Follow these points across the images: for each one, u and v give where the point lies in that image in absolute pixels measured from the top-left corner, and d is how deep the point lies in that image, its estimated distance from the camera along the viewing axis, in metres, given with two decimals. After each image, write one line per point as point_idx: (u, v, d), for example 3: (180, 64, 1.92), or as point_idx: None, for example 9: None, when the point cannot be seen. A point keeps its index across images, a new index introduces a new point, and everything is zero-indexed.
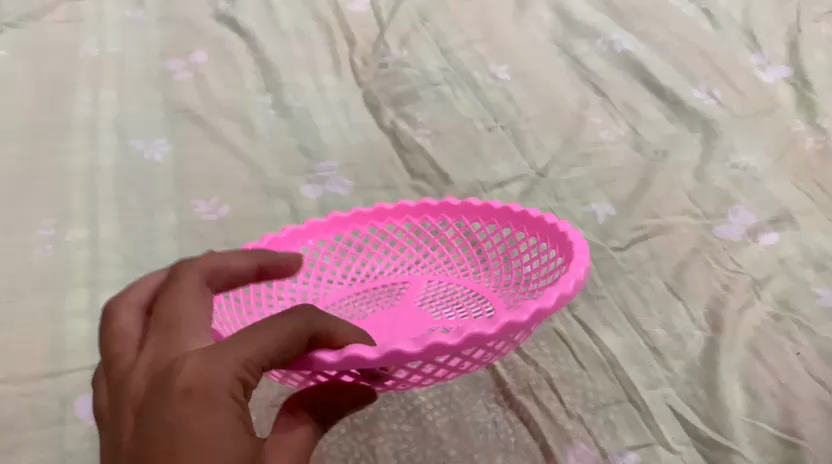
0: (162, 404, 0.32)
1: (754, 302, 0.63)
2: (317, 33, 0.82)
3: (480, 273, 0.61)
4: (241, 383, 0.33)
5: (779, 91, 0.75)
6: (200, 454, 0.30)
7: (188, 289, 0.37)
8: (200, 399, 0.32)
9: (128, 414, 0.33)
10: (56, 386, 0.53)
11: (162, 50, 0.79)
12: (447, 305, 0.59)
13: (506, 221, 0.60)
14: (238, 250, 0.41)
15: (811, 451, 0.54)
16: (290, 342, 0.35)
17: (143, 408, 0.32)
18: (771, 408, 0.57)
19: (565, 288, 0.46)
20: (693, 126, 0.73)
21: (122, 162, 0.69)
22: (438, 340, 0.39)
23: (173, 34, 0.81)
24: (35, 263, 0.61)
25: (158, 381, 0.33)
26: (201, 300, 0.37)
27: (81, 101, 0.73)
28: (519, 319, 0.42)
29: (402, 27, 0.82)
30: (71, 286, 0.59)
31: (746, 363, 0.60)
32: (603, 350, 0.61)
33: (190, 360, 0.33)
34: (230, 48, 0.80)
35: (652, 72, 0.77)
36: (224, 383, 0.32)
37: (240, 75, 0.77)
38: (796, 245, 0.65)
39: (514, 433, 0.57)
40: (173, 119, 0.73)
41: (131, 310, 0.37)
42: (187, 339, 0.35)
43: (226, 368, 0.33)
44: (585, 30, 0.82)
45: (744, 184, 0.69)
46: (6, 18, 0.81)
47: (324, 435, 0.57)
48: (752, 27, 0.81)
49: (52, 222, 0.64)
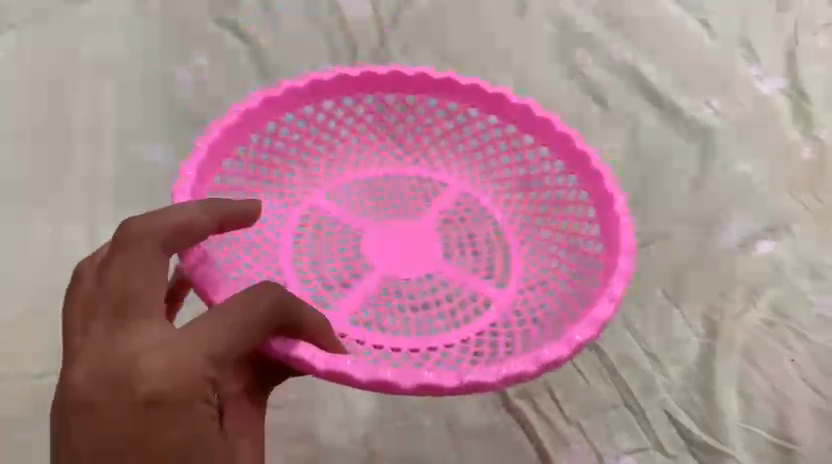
0: (125, 401, 0.38)
1: (750, 309, 0.64)
2: (307, 30, 0.77)
3: (522, 207, 0.67)
4: (207, 380, 0.40)
5: (778, 101, 0.73)
6: (180, 436, 0.39)
7: (142, 258, 0.41)
8: (172, 397, 0.39)
9: (75, 388, 0.38)
10: None
11: (146, 45, 0.76)
12: (472, 233, 0.67)
13: (584, 181, 0.63)
14: (199, 206, 0.45)
15: (803, 454, 0.59)
16: (251, 338, 0.42)
17: (100, 394, 0.38)
18: (766, 412, 0.60)
19: (575, 346, 0.50)
20: (691, 134, 0.72)
21: (128, 170, 0.70)
22: (390, 380, 0.46)
23: (155, 27, 0.77)
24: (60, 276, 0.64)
25: (122, 370, 0.39)
26: (156, 269, 0.42)
27: (77, 104, 0.72)
28: (484, 380, 0.47)
29: (402, 28, 0.78)
30: None
31: (742, 369, 0.62)
32: (600, 354, 0.62)
33: (158, 357, 0.39)
34: (219, 42, 0.77)
35: (651, 81, 0.75)
36: (194, 382, 0.40)
37: (235, 75, 0.75)
38: (793, 253, 0.66)
39: (514, 437, 0.60)
40: (172, 121, 0.72)
41: (90, 273, 0.42)
42: (146, 326, 0.40)
43: (196, 368, 0.40)
44: (582, 38, 0.77)
45: (742, 191, 0.69)
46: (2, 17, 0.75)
47: (325, 429, 0.60)
48: (750, 37, 0.76)
49: (70, 235, 0.66)
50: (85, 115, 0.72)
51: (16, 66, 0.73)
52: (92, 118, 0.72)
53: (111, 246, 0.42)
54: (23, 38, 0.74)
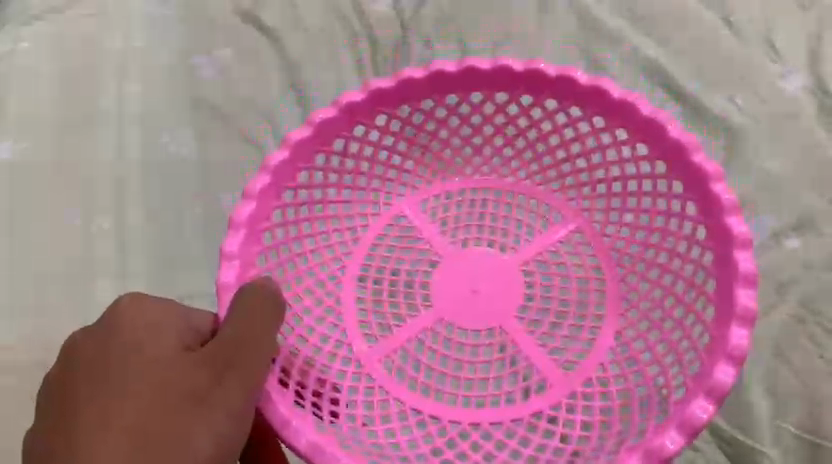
0: (135, 342, 0.48)
1: (778, 304, 0.66)
2: (337, 28, 0.76)
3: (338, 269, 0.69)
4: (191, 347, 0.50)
5: (801, 98, 0.73)
6: (145, 365, 0.47)
7: (173, 308, 0.51)
8: (160, 331, 0.49)
9: (138, 341, 0.48)
10: None
11: (181, 44, 0.75)
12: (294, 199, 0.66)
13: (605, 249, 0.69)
14: (199, 361, 0.48)
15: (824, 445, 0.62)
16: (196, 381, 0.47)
17: (163, 362, 0.47)
18: (795, 408, 0.63)
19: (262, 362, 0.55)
20: (713, 130, 0.73)
21: (149, 159, 0.71)
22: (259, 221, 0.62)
23: (190, 29, 0.76)
24: (75, 267, 0.67)
25: (169, 331, 0.50)
26: (188, 328, 0.51)
27: (105, 92, 0.73)
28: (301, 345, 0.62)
29: (424, 25, 0.77)
30: (103, 285, 0.67)
31: (770, 364, 0.64)
32: (627, 351, 0.66)
33: (176, 325, 0.50)
34: (248, 39, 0.76)
35: (676, 78, 0.75)
36: (181, 333, 0.50)
37: (263, 70, 0.75)
38: (818, 250, 0.68)
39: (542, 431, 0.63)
40: (196, 116, 0.73)
41: (156, 326, 0.49)
42: (174, 340, 0.49)
43: (174, 336, 0.49)
44: (606, 33, 0.77)
45: (768, 188, 0.70)
46: (29, 11, 0.76)
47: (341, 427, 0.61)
48: (771, 32, 0.76)
49: (77, 218, 0.69)
50: (107, 106, 0.72)
51: (46, 55, 0.74)
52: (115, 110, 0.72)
53: (137, 306, 0.50)
54: (53, 39, 0.75)
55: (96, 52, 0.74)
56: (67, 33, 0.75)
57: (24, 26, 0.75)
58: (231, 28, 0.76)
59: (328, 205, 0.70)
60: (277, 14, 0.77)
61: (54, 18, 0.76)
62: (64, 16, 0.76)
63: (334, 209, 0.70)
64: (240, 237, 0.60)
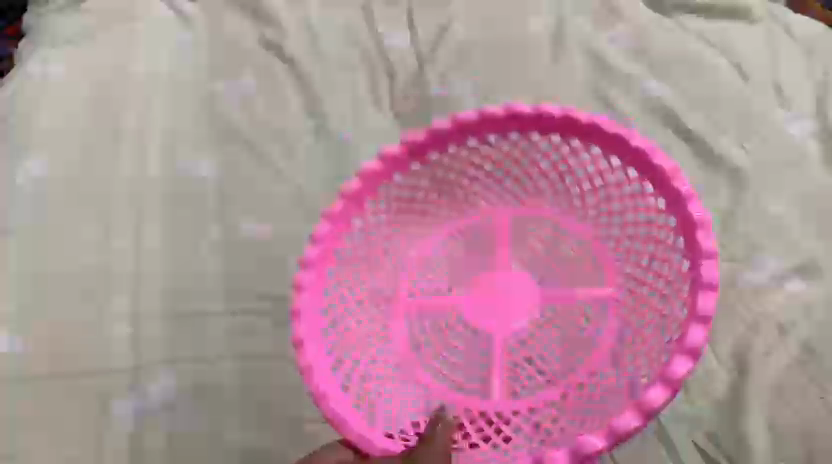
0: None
1: (780, 347, 0.67)
2: (357, 61, 0.81)
3: (402, 351, 0.70)
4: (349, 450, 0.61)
5: (809, 145, 0.76)
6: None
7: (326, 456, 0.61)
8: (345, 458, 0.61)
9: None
10: (103, 385, 0.64)
11: (209, 73, 0.80)
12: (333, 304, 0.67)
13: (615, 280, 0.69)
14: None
15: None
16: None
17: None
18: (795, 450, 0.64)
19: (383, 443, 0.60)
20: (721, 171, 0.75)
21: (167, 177, 0.73)
22: (314, 329, 0.63)
23: (220, 60, 0.81)
24: (83, 266, 0.68)
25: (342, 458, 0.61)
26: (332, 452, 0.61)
27: (129, 116, 0.76)
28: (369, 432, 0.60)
29: (445, 59, 0.81)
30: (118, 290, 0.68)
31: (773, 403, 0.65)
32: None
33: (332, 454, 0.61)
34: (276, 73, 0.80)
35: (682, 114, 0.78)
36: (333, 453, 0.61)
37: (283, 99, 0.79)
38: (820, 293, 0.69)
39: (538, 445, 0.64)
40: (218, 140, 0.76)
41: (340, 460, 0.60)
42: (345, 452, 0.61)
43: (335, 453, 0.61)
44: (617, 71, 0.80)
45: (773, 230, 0.72)
46: (61, 36, 0.80)
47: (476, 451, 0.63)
48: (779, 77, 0.80)
49: (98, 230, 0.70)
50: (129, 128, 0.75)
51: (78, 76, 0.78)
52: (139, 129, 0.75)
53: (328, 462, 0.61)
54: (87, 62, 0.79)
55: (130, 74, 0.78)
56: (102, 58, 0.79)
57: (57, 51, 0.80)
58: (261, 71, 0.80)
59: (370, 234, 0.70)
60: (309, 51, 0.81)
61: (89, 44, 0.81)
62: (98, 42, 0.81)
63: (392, 217, 0.71)
64: (328, 224, 0.65)
